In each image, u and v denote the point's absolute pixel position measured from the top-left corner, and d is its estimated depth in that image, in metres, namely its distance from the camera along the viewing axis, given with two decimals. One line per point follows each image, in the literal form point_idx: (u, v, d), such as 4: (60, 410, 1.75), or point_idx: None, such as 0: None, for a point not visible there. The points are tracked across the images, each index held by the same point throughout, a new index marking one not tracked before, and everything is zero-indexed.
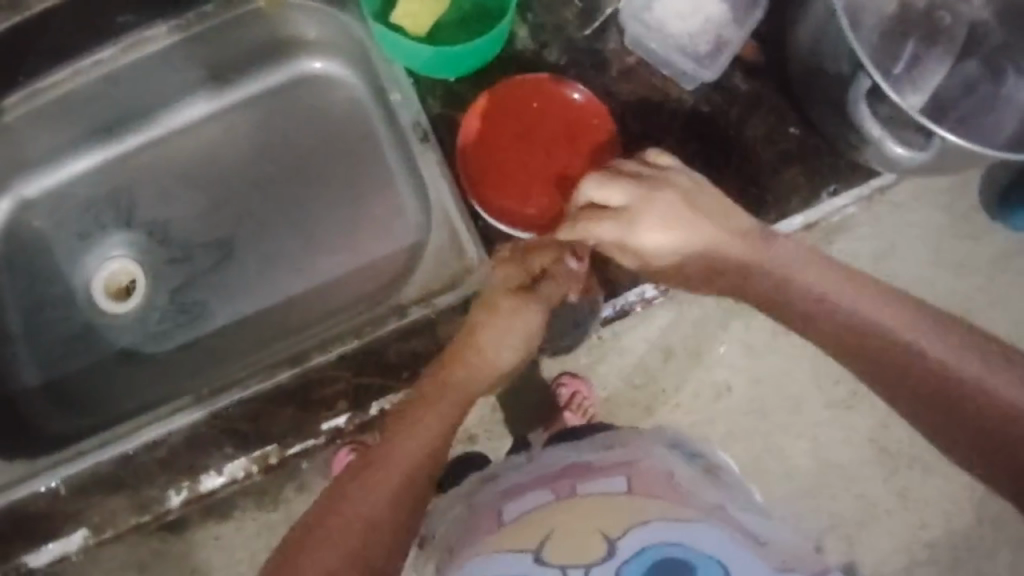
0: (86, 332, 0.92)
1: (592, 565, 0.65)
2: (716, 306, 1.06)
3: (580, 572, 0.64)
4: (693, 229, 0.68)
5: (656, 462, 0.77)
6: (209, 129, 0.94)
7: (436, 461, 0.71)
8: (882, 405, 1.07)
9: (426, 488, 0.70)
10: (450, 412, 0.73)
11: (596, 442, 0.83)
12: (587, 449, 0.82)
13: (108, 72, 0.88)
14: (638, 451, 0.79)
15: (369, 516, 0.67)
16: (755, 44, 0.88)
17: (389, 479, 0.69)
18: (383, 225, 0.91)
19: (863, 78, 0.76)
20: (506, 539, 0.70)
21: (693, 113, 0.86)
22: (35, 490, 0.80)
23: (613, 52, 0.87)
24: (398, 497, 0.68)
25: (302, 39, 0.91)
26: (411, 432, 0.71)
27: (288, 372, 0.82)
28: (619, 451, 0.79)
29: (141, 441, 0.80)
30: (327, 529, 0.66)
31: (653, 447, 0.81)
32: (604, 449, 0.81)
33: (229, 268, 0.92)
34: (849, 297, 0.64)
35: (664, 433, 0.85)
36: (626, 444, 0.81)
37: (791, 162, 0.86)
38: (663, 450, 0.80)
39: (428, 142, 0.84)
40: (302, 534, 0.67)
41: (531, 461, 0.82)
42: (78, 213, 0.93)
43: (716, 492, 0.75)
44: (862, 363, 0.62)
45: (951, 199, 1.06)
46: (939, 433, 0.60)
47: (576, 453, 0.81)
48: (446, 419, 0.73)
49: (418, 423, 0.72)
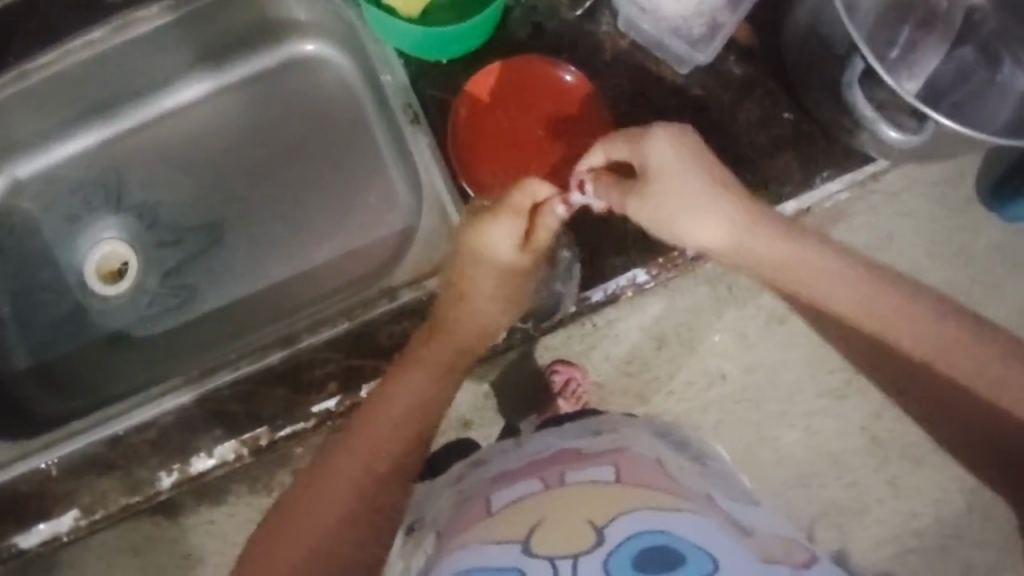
0: (77, 316, 0.91)
1: (578, 558, 0.62)
2: (709, 295, 1.06)
3: (570, 563, 0.62)
4: (703, 166, 0.65)
5: (644, 449, 0.77)
6: (200, 112, 0.94)
7: (410, 450, 0.71)
8: (874, 394, 1.07)
9: (401, 473, 0.71)
10: (425, 401, 0.72)
11: (582, 430, 0.82)
12: (579, 436, 0.81)
13: (97, 50, 0.84)
14: (626, 438, 0.78)
15: (343, 510, 0.69)
16: (748, 27, 0.88)
17: (355, 476, 0.69)
18: (374, 209, 0.90)
19: (857, 60, 0.79)
20: (494, 528, 0.68)
21: (687, 95, 0.86)
22: (35, 467, 0.81)
23: (607, 35, 0.87)
24: (372, 489, 0.70)
25: (294, 21, 0.90)
26: (386, 421, 0.70)
27: (278, 354, 0.82)
28: (609, 437, 0.79)
29: (133, 421, 0.82)
30: (302, 518, 0.68)
31: (645, 435, 0.81)
32: (592, 435, 0.80)
33: (219, 252, 0.91)
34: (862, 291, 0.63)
35: (654, 423, 0.85)
36: (616, 430, 0.81)
37: (785, 147, 0.85)
38: (653, 439, 0.80)
39: (418, 125, 0.83)
40: (277, 524, 0.69)
41: (519, 447, 0.82)
42: (67, 196, 0.92)
43: (705, 480, 0.75)
44: (893, 359, 0.65)
45: (947, 188, 1.08)
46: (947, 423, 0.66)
47: (566, 440, 0.80)
48: (424, 411, 0.72)
49: (385, 418, 0.70)
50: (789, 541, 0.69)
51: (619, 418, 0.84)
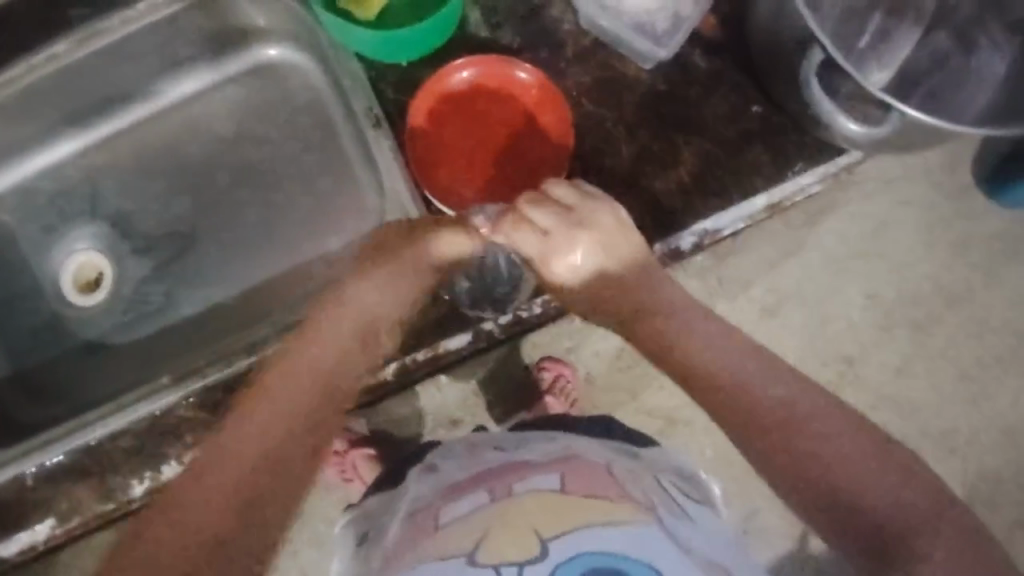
0: (56, 324, 0.92)
1: (523, 564, 0.60)
2: (701, 288, 1.05)
3: (514, 570, 0.60)
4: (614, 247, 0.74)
5: (591, 456, 0.76)
6: (171, 120, 0.94)
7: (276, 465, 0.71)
8: (868, 385, 1.07)
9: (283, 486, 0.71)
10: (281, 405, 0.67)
11: (533, 434, 0.82)
12: (524, 447, 0.79)
13: (63, 64, 0.84)
14: (572, 446, 0.78)
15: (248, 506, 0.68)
16: (715, 20, 0.86)
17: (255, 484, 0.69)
18: (345, 212, 0.91)
19: (817, 51, 0.75)
20: (442, 544, 0.66)
21: (653, 91, 0.85)
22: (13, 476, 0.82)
23: (569, 32, 0.86)
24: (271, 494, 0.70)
25: (256, 28, 0.91)
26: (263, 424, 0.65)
27: (246, 360, 0.84)
28: (555, 444, 0.78)
29: (118, 422, 0.82)
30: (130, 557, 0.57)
31: (589, 441, 0.80)
32: (538, 442, 0.80)
33: (191, 258, 0.92)
34: (708, 351, 0.71)
35: (608, 424, 0.85)
36: (561, 438, 0.80)
37: (754, 142, 0.85)
38: (599, 444, 0.79)
39: (380, 129, 0.82)
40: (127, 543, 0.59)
41: (470, 453, 0.82)
42: (42, 207, 0.93)
43: (651, 485, 0.74)
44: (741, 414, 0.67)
45: (944, 174, 1.06)
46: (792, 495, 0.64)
47: (514, 451, 0.79)
48: (314, 399, 0.68)
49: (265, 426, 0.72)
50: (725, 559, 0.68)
51: (574, 424, 0.84)
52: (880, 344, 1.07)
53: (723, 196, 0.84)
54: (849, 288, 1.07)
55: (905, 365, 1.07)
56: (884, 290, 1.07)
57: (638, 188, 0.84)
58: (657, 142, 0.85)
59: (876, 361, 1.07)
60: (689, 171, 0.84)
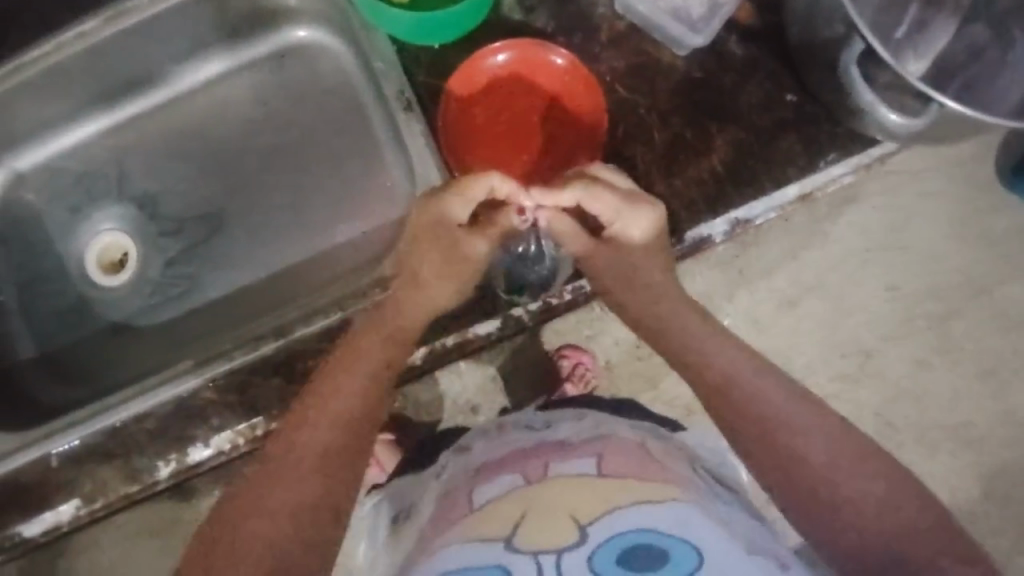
0: (81, 306, 0.91)
1: (562, 552, 0.60)
2: (722, 277, 1.05)
3: (553, 558, 0.60)
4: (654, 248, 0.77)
5: (624, 435, 0.76)
6: (198, 100, 0.93)
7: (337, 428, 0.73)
8: (889, 378, 1.07)
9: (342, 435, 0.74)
10: (369, 399, 0.74)
11: (561, 414, 0.82)
12: (555, 427, 0.79)
13: (91, 42, 0.83)
14: (605, 425, 0.77)
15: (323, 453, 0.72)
16: (750, 7, 0.86)
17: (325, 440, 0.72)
18: (373, 197, 0.90)
19: (857, 40, 0.74)
20: (476, 529, 0.66)
21: (686, 79, 0.84)
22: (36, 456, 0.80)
23: (604, 17, 0.85)
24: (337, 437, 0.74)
25: (285, 8, 0.90)
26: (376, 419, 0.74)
27: (272, 345, 0.83)
28: (586, 425, 0.78)
29: (133, 411, 0.80)
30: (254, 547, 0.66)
31: (615, 419, 0.80)
32: (567, 422, 0.79)
33: (218, 240, 0.91)
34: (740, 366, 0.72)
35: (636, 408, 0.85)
36: (584, 417, 0.80)
37: (787, 130, 0.84)
38: (628, 424, 0.79)
39: (410, 113, 0.80)
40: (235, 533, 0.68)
41: (500, 431, 0.81)
42: (69, 187, 0.93)
43: (683, 463, 0.74)
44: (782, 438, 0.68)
45: (969, 168, 1.05)
46: (824, 502, 0.66)
47: (539, 431, 0.79)
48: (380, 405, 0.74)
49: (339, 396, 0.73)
50: (767, 538, 0.65)
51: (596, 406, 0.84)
52: (902, 337, 1.07)
53: (755, 184, 0.84)
54: (873, 280, 1.06)
55: (926, 359, 1.07)
56: (908, 283, 1.06)
57: (670, 176, 0.83)
58: (689, 129, 0.84)
59: (897, 354, 1.07)
60: (722, 159, 0.84)
